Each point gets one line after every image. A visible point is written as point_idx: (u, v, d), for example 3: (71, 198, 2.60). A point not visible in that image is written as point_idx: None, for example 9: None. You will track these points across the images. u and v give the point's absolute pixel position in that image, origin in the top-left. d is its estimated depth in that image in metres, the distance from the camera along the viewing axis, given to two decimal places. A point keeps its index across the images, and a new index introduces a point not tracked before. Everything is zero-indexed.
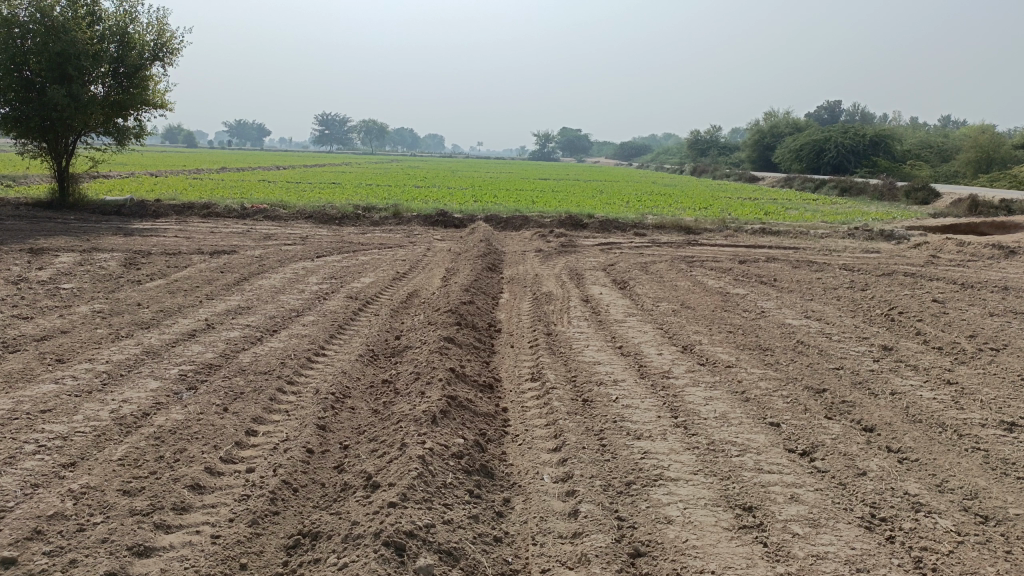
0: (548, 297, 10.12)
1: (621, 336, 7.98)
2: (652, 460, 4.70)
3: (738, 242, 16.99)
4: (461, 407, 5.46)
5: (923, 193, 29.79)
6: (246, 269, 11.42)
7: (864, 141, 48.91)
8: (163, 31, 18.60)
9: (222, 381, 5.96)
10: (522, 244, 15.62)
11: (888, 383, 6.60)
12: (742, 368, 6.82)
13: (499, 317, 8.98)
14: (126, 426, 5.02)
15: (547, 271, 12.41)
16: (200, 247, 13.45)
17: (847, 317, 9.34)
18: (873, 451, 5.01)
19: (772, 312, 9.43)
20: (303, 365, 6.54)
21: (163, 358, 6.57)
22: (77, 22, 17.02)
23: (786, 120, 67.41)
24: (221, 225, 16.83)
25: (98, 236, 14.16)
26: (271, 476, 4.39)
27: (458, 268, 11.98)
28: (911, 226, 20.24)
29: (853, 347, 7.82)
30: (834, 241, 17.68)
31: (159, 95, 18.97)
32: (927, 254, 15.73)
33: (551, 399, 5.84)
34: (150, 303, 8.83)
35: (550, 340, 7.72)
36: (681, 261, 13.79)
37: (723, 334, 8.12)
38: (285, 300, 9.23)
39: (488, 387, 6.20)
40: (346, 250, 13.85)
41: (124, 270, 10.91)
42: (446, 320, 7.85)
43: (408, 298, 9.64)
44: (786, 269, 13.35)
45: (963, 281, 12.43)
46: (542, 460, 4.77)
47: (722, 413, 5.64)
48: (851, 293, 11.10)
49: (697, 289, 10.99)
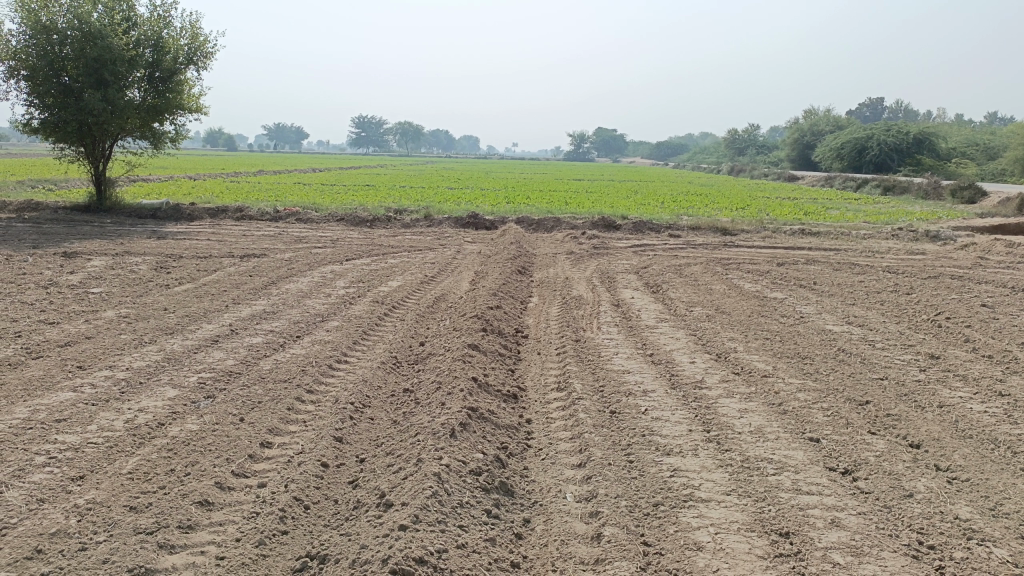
0: (578, 301, 9.88)
1: (652, 343, 7.71)
2: (681, 479, 4.44)
3: (776, 244, 16.54)
4: (483, 420, 5.25)
5: (970, 192, 28.86)
6: (274, 272, 11.37)
7: (907, 139, 47.63)
8: (196, 35, 18.74)
9: (240, 390, 5.85)
10: (554, 246, 15.38)
11: (936, 395, 6.23)
12: (779, 379, 6.51)
13: (527, 322, 8.76)
14: (139, 437, 4.92)
15: (579, 275, 12.15)
16: (231, 250, 13.45)
17: (890, 323, 8.94)
18: (920, 471, 4.69)
19: (812, 318, 9.07)
20: (324, 373, 6.39)
21: (184, 365, 6.48)
22: (114, 28, 17.20)
23: (826, 117, 66.10)
24: (254, 227, 16.86)
25: (132, 240, 14.27)
26: (282, 492, 4.22)
27: (488, 271, 11.81)
28: (957, 226, 19.57)
29: (898, 355, 7.46)
30: (876, 242, 17.14)
31: (193, 99, 19.14)
32: (975, 256, 15.13)
33: (576, 411, 5.61)
34: (176, 308, 8.79)
35: (578, 347, 7.49)
36: (717, 264, 13.44)
37: (759, 342, 7.80)
38: (310, 304, 9.12)
39: (513, 397, 5.99)
40: (375, 253, 13.75)
41: (153, 274, 10.93)
42: (471, 326, 7.66)
43: (435, 303, 9.47)
44: (826, 271, 12.92)
45: (1013, 284, 11.90)
46: (565, 477, 4.54)
47: (758, 426, 5.36)
48: (896, 297, 10.66)
49: (733, 292, 10.65)
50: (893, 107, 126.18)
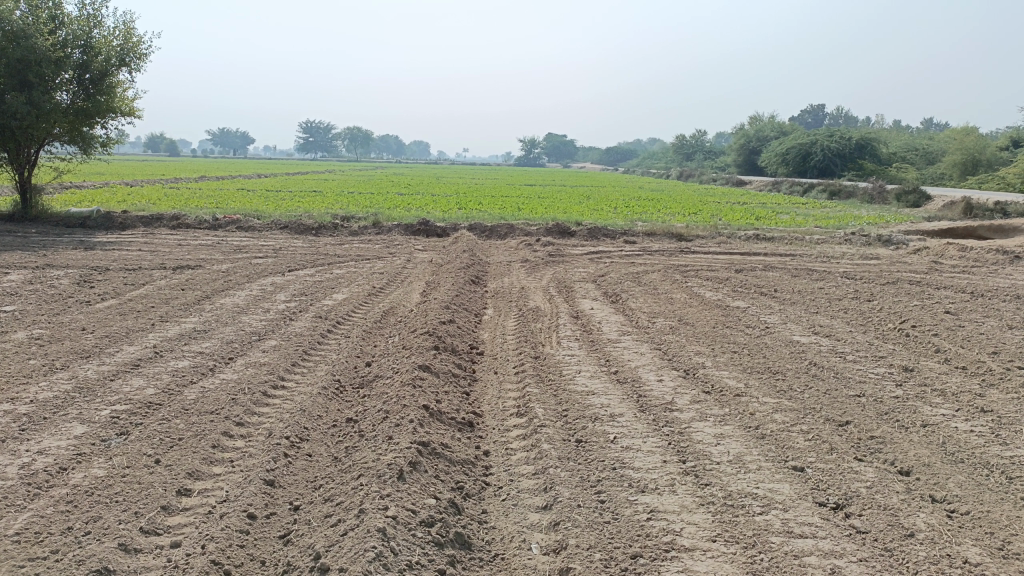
0: (535, 313, 9.36)
1: (615, 359, 7.22)
2: (660, 523, 3.94)
3: (732, 249, 16.30)
4: (435, 455, 4.68)
5: (914, 196, 29.36)
6: (210, 285, 10.61)
7: (850, 144, 48.47)
8: (129, 36, 17.75)
9: (157, 424, 5.17)
10: (507, 254, 14.89)
11: (918, 413, 5.88)
12: (753, 397, 6.06)
13: (482, 338, 8.22)
14: (34, 487, 4.23)
15: (535, 284, 11.66)
16: (163, 262, 12.59)
17: (858, 332, 8.63)
18: (917, 504, 4.29)
19: (778, 328, 8.71)
20: (257, 402, 5.73)
21: (98, 396, 5.77)
22: (38, 27, 16.14)
23: (771, 123, 67.15)
24: (190, 237, 15.95)
25: (57, 251, 13.33)
26: (199, 554, 3.60)
27: (440, 281, 11.24)
28: (906, 230, 19.63)
29: (871, 368, 7.12)
30: (831, 247, 17.05)
31: (126, 102, 18.14)
32: (929, 260, 15.10)
33: (539, 441, 5.07)
34: (96, 327, 8.01)
35: (538, 366, 6.96)
36: (675, 271, 13.10)
37: (727, 355, 7.39)
38: (247, 321, 8.41)
39: (468, 426, 5.44)
40: (320, 263, 13.04)
41: (76, 289, 10.08)
42: (422, 344, 7.07)
43: (383, 317, 8.85)
44: (784, 278, 12.69)
45: (972, 290, 11.81)
46: (530, 523, 4.01)
47: (737, 454, 4.89)
48: (858, 304, 10.41)
49: (694, 301, 10.28)
50: (834, 111, 129.29)
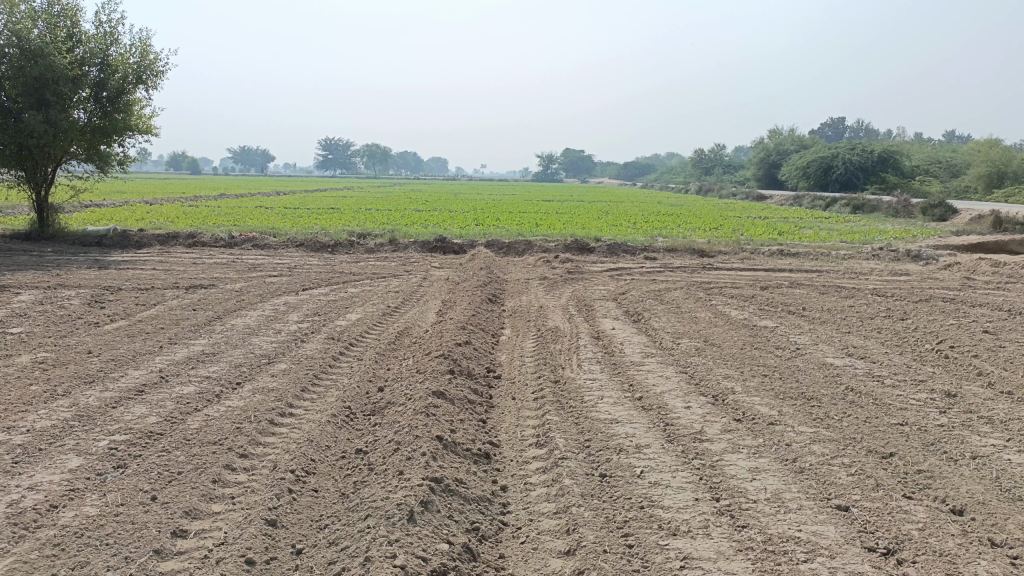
0: (555, 334, 9.03)
1: (639, 384, 6.87)
2: (695, 572, 3.59)
3: (757, 265, 15.90)
4: (449, 493, 4.36)
5: (940, 209, 28.75)
6: (221, 305, 10.38)
7: (872, 157, 47.82)
8: (146, 53, 17.72)
9: (156, 457, 4.90)
10: (526, 271, 14.59)
11: (966, 443, 5.48)
12: (788, 427, 5.68)
13: (500, 360, 7.90)
14: (21, 528, 3.96)
15: (554, 302, 11.36)
16: (177, 281, 12.41)
17: (894, 354, 8.23)
18: (976, 550, 3.91)
19: (809, 349, 8.31)
20: (263, 431, 5.44)
21: (98, 425, 5.51)
22: (55, 46, 16.13)
23: (791, 137, 66.63)
24: (206, 255, 15.78)
25: (70, 271, 13.21)
26: None
27: (457, 300, 10.96)
28: (935, 244, 19.11)
29: (912, 393, 6.73)
30: (858, 263, 16.59)
31: (143, 120, 18.10)
32: (962, 276, 14.62)
33: (560, 475, 4.73)
34: (102, 350, 7.78)
35: (558, 391, 6.62)
36: (698, 288, 12.73)
37: (758, 379, 7.02)
38: (257, 343, 8.15)
39: (484, 457, 5.13)
40: (335, 282, 12.80)
41: (86, 310, 9.89)
42: (436, 368, 6.77)
43: (397, 339, 8.56)
44: (812, 295, 12.27)
45: (1008, 307, 11.35)
46: (551, 570, 3.67)
47: (775, 491, 4.52)
48: (891, 323, 9.98)
49: (720, 321, 9.91)
50: (854, 125, 128.30)
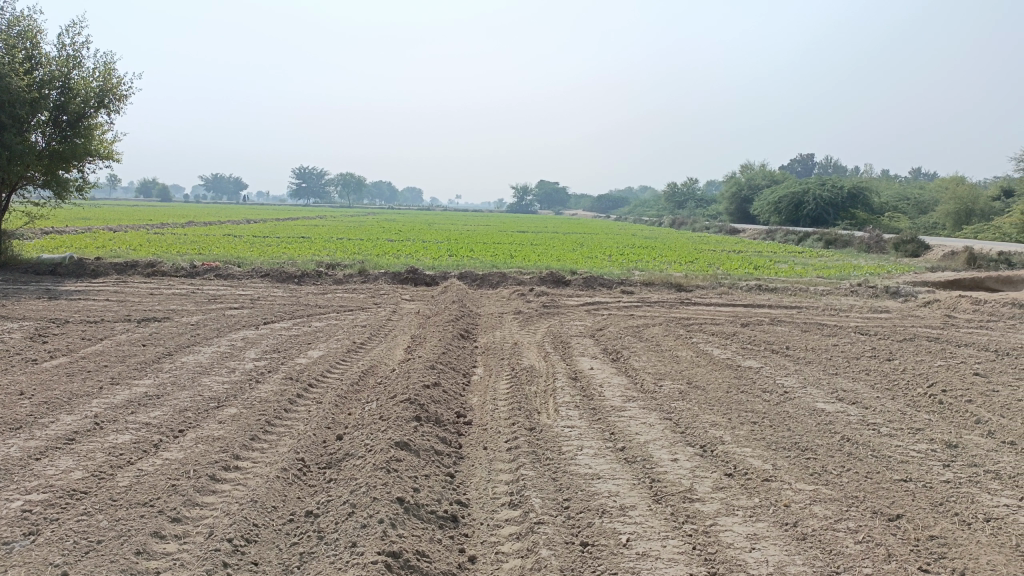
0: (529, 374, 8.50)
1: (621, 432, 6.36)
2: None
3: (735, 301, 15.56)
4: (409, 570, 3.81)
5: (913, 245, 28.79)
6: (174, 340, 9.72)
7: (842, 193, 48.23)
8: (109, 76, 17.11)
9: (74, 522, 4.28)
10: (499, 305, 14.11)
11: (976, 503, 5.02)
12: (786, 484, 5.19)
13: (471, 404, 7.34)
14: None
15: (529, 339, 10.85)
16: (130, 313, 11.73)
17: (887, 398, 7.81)
18: None
19: (798, 393, 7.86)
20: (202, 489, 4.82)
21: (14, 482, 4.86)
22: (13, 67, 15.46)
23: (763, 172, 67.33)
24: (165, 285, 15.10)
25: (17, 301, 12.51)
26: None
27: (426, 336, 10.41)
28: (912, 281, 18.93)
29: (911, 443, 6.29)
30: (837, 299, 16.33)
31: (105, 145, 17.45)
32: (942, 314, 14.38)
33: (536, 545, 4.18)
34: (35, 391, 7.10)
35: (533, 440, 6.08)
36: (677, 324, 12.32)
37: (748, 427, 6.55)
38: (207, 384, 7.52)
39: (450, 521, 4.58)
40: (298, 315, 12.20)
41: (26, 346, 9.19)
42: (402, 415, 6.20)
43: (361, 379, 7.98)
44: (794, 333, 11.91)
45: (994, 347, 11.07)
46: None
47: (777, 564, 4.02)
48: (878, 364, 9.59)
49: (702, 361, 9.46)
50: (823, 161, 130.51)
